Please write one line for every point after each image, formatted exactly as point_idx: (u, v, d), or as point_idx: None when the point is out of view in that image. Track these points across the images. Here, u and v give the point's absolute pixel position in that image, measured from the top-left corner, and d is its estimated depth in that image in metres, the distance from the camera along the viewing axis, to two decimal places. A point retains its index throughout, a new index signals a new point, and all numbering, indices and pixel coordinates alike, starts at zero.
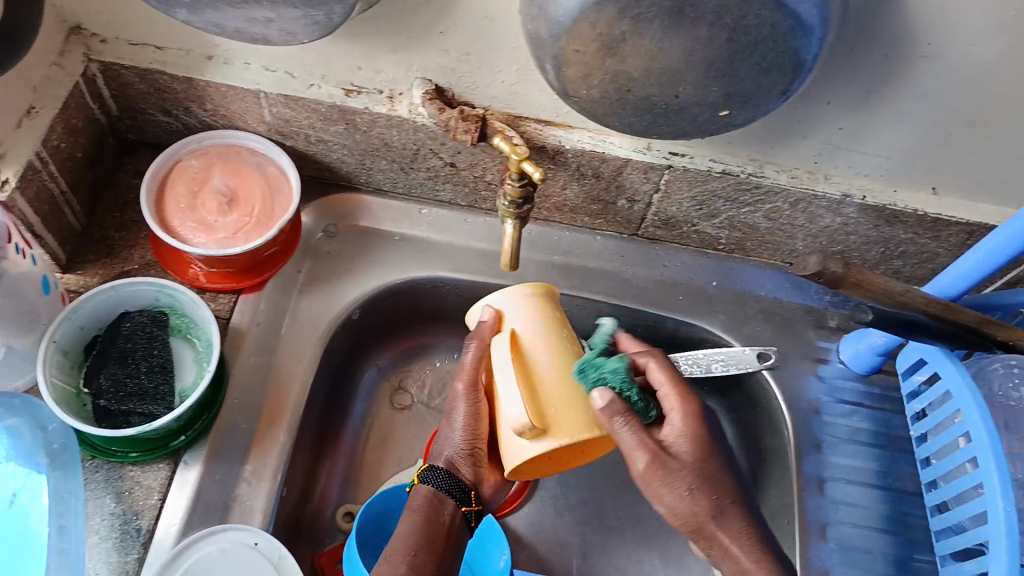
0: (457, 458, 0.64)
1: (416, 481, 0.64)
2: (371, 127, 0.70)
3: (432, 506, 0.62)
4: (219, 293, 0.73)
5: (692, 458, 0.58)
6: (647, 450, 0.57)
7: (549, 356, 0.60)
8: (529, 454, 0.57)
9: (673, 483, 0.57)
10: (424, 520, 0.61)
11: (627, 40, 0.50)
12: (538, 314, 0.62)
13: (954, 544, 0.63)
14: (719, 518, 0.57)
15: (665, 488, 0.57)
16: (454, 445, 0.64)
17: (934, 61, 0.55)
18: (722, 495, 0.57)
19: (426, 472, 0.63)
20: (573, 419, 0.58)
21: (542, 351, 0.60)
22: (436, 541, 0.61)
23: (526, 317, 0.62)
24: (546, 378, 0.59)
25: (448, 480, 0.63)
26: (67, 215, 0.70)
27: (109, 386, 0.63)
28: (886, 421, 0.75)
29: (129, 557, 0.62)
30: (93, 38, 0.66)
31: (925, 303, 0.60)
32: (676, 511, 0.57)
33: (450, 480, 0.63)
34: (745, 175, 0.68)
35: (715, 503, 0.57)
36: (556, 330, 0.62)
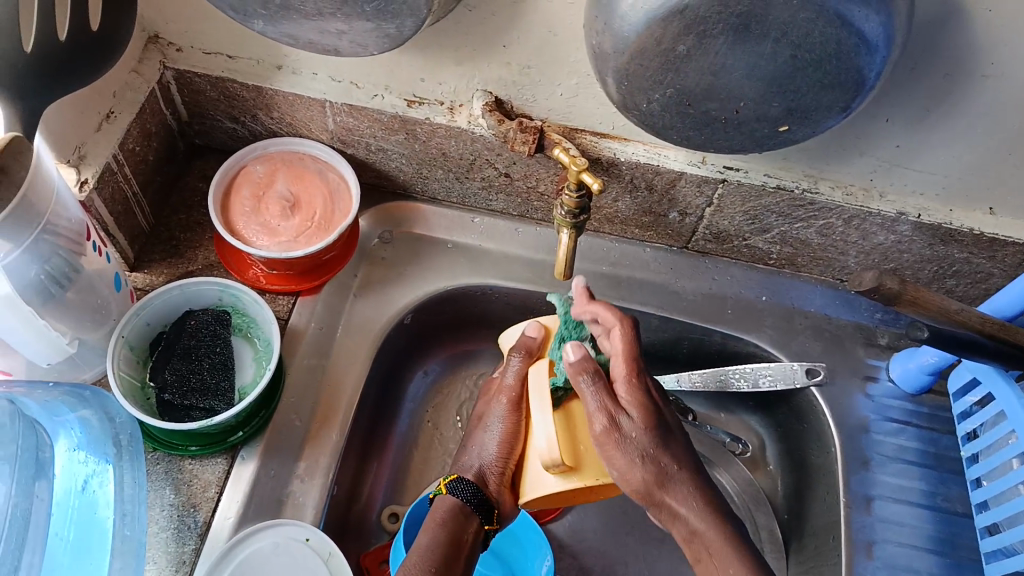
0: (488, 473, 0.63)
1: (440, 491, 0.63)
2: (430, 137, 0.72)
3: (455, 521, 0.61)
4: (278, 295, 0.75)
5: (645, 424, 0.57)
6: (609, 414, 0.56)
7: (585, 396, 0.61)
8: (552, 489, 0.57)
9: (628, 449, 0.56)
10: (448, 530, 0.60)
11: (691, 56, 0.51)
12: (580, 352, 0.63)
13: (1007, 566, 0.62)
14: (669, 486, 0.56)
15: (618, 454, 0.56)
16: (488, 457, 0.63)
17: (997, 80, 0.55)
18: (670, 462, 0.57)
19: (455, 483, 0.63)
20: (599, 457, 0.58)
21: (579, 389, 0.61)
22: (457, 559, 0.59)
23: None
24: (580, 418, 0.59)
25: (477, 496, 0.62)
26: (137, 215, 0.73)
27: (173, 380, 0.65)
28: (935, 441, 0.75)
29: (186, 547, 0.63)
30: (168, 47, 0.69)
31: (978, 322, 0.60)
32: (630, 480, 0.56)
33: (479, 497, 0.62)
34: (799, 191, 0.69)
35: (665, 471, 0.56)
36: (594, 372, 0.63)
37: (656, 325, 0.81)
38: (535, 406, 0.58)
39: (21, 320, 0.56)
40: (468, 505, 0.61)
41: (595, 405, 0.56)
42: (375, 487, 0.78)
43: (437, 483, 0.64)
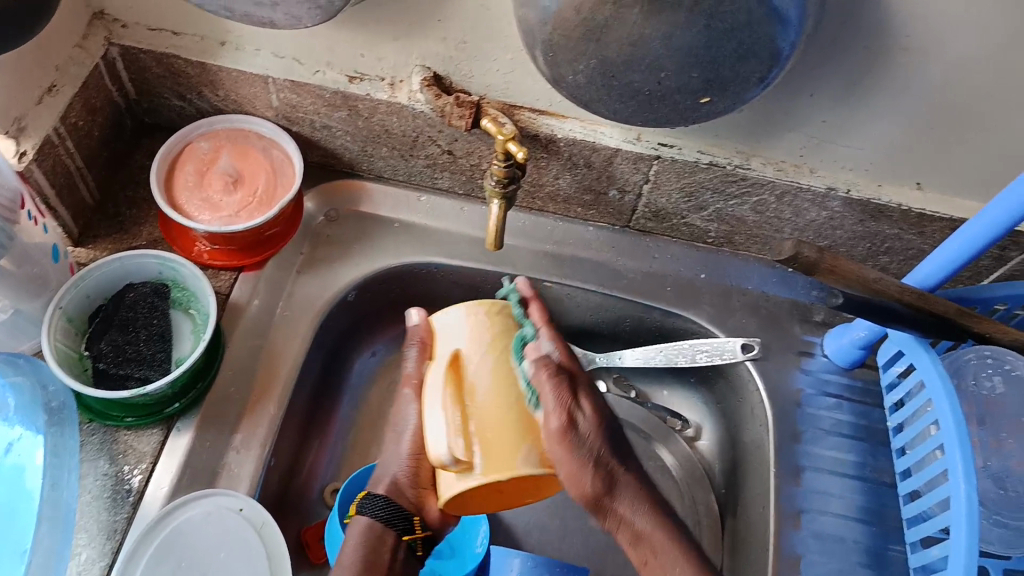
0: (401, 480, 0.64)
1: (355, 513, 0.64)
2: (372, 114, 0.73)
3: (371, 538, 0.62)
4: (221, 270, 0.76)
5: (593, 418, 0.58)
6: (575, 407, 0.56)
7: (488, 369, 0.55)
8: (459, 489, 0.53)
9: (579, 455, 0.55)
10: (368, 547, 0.61)
11: (610, 25, 0.53)
12: (478, 332, 0.56)
13: (923, 530, 0.64)
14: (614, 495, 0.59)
15: (571, 455, 0.55)
16: (400, 463, 0.64)
17: (909, 53, 0.57)
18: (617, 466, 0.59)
19: (366, 500, 0.63)
20: (505, 447, 0.53)
21: (483, 368, 0.55)
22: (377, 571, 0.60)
23: (470, 336, 0.56)
24: (481, 397, 0.54)
25: (388, 510, 0.62)
26: (81, 189, 0.73)
27: (108, 350, 0.66)
28: (866, 414, 0.76)
29: (118, 517, 0.63)
30: (115, 24, 0.70)
31: (899, 292, 0.61)
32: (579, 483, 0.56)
33: (390, 510, 0.62)
34: (731, 167, 0.70)
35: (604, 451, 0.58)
36: (500, 353, 0.56)
37: (598, 303, 0.82)
38: (432, 401, 0.54)
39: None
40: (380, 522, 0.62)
41: (557, 411, 0.55)
42: (317, 462, 0.78)
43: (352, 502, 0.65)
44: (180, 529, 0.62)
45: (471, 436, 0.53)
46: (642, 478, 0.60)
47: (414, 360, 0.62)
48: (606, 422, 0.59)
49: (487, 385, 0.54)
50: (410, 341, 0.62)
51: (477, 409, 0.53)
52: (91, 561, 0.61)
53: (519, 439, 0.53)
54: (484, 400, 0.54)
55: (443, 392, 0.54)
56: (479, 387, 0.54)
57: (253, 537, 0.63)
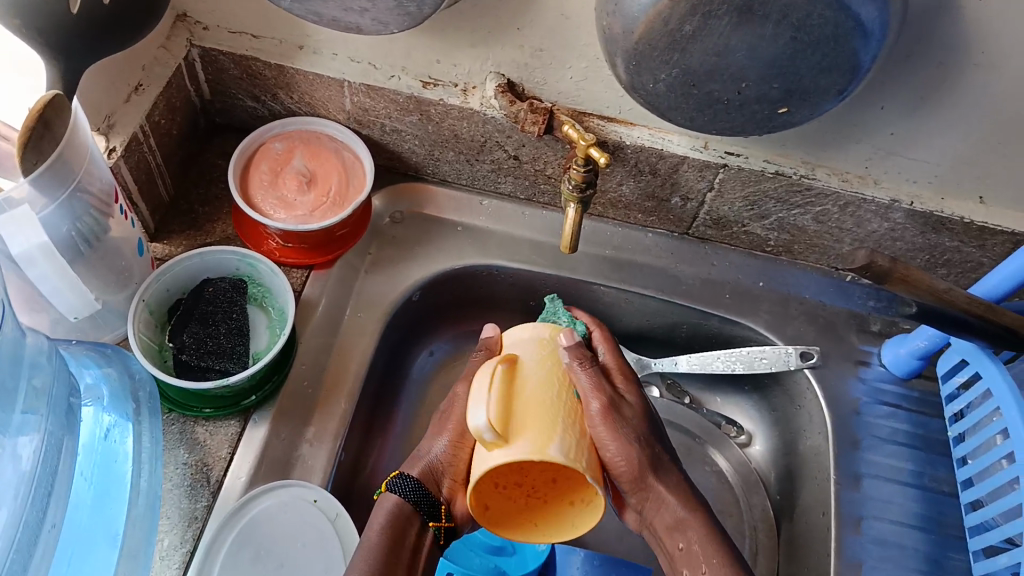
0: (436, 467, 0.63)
1: (383, 488, 0.63)
2: (443, 118, 0.75)
3: (399, 518, 0.61)
4: (293, 267, 0.78)
5: (636, 411, 0.63)
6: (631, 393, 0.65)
7: (540, 376, 0.56)
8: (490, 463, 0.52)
9: (622, 429, 0.59)
10: (395, 528, 0.60)
11: (696, 36, 0.54)
12: (540, 348, 0.59)
13: (986, 539, 0.65)
14: (658, 475, 0.62)
15: (617, 430, 0.59)
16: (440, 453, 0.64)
17: (985, 69, 0.58)
18: (659, 452, 0.63)
19: (396, 480, 0.63)
20: (547, 433, 0.52)
21: (533, 375, 0.56)
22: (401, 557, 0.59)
23: (532, 348, 0.59)
24: (526, 392, 0.54)
25: (416, 491, 0.62)
26: (160, 186, 0.76)
27: (191, 342, 0.68)
28: (924, 424, 0.77)
29: (198, 504, 0.66)
30: (196, 25, 0.72)
31: (968, 303, 0.62)
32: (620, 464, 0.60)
33: (418, 491, 0.62)
34: (796, 178, 0.72)
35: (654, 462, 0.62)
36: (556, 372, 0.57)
37: (656, 308, 0.83)
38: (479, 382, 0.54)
39: (55, 269, 0.56)
40: (409, 503, 0.61)
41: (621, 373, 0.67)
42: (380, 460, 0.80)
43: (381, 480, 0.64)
44: (267, 513, 0.65)
45: (507, 418, 0.53)
46: (680, 474, 0.64)
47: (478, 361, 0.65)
48: (648, 416, 0.64)
49: (532, 386, 0.55)
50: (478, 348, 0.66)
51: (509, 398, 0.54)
52: (172, 548, 0.64)
53: (551, 428, 0.53)
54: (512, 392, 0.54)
55: (492, 375, 0.54)
56: (526, 386, 0.55)
57: (327, 527, 0.65)
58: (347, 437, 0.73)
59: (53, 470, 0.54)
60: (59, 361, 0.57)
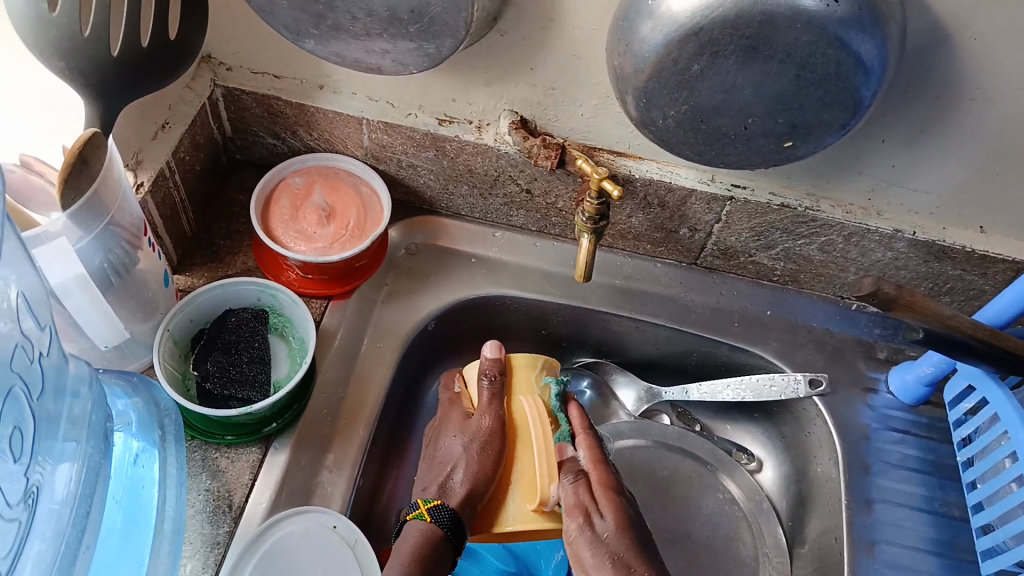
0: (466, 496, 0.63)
1: (420, 511, 0.63)
2: (458, 153, 0.77)
3: (427, 543, 0.61)
4: (312, 298, 0.80)
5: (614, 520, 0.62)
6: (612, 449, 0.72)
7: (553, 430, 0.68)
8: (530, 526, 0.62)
9: (598, 550, 0.61)
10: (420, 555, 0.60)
11: (704, 74, 0.57)
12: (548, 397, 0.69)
13: (999, 562, 0.66)
14: None
15: (589, 552, 0.61)
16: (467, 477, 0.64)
17: (981, 104, 0.61)
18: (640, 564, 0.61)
19: (436, 509, 0.62)
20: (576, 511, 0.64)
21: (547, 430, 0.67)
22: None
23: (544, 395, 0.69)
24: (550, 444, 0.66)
25: (451, 523, 0.62)
26: (183, 221, 0.78)
27: (215, 371, 0.70)
28: (933, 450, 0.78)
29: (220, 529, 0.67)
30: (220, 66, 0.75)
31: (972, 328, 0.64)
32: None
33: (455, 523, 0.62)
34: (801, 209, 0.74)
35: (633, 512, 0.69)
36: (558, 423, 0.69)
37: (666, 336, 0.85)
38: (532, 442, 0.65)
39: (92, 299, 0.60)
40: (442, 534, 0.62)
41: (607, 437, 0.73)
42: (396, 488, 0.81)
43: (420, 502, 0.64)
44: (291, 537, 0.66)
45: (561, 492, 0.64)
46: None
47: (488, 392, 0.67)
48: (633, 526, 0.63)
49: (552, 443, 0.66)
50: (489, 374, 0.68)
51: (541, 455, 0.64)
52: (196, 573, 0.65)
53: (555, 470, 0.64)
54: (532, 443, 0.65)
55: (540, 439, 0.65)
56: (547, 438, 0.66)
57: (347, 553, 0.66)
58: (365, 464, 0.74)
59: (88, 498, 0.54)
60: (96, 389, 0.57)
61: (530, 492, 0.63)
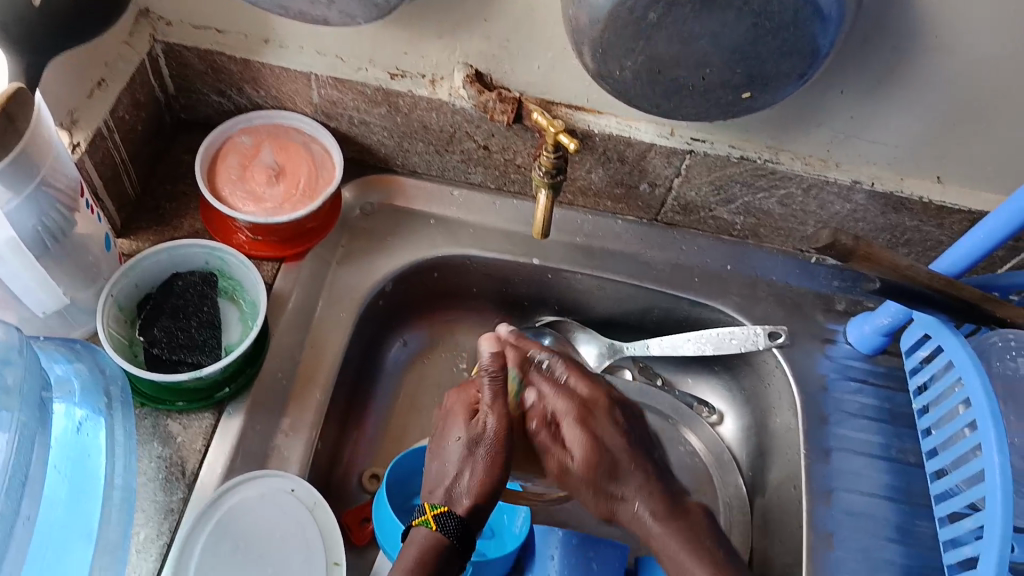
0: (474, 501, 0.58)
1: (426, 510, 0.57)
2: (412, 109, 0.75)
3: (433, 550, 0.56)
4: (264, 260, 0.78)
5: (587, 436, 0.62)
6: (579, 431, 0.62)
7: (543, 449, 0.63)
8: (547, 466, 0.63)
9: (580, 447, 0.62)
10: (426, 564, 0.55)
11: (661, 23, 0.55)
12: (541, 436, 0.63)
13: (950, 505, 0.67)
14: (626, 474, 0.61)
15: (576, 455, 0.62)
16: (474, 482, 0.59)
17: (939, 52, 0.60)
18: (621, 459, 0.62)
19: (442, 515, 0.56)
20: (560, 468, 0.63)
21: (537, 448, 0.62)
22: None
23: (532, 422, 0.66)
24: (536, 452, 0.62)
25: (460, 534, 0.56)
26: (125, 183, 0.75)
27: (163, 336, 0.68)
28: (889, 398, 0.80)
29: (174, 496, 0.65)
30: (159, 20, 0.71)
31: (929, 279, 0.64)
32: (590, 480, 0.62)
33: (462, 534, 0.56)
34: (761, 161, 0.73)
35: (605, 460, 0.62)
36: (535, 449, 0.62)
37: (627, 294, 0.85)
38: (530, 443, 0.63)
39: (23, 265, 0.58)
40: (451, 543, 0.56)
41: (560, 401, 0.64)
42: (357, 452, 0.80)
43: (426, 507, 0.57)
44: (253, 499, 0.65)
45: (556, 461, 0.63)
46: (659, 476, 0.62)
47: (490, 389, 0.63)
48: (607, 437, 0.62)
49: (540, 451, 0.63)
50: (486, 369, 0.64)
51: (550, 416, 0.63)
52: (149, 540, 0.63)
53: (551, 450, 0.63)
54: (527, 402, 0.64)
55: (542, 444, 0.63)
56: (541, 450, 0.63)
57: (308, 517, 0.66)
58: (324, 428, 0.73)
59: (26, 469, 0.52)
60: (29, 355, 0.55)
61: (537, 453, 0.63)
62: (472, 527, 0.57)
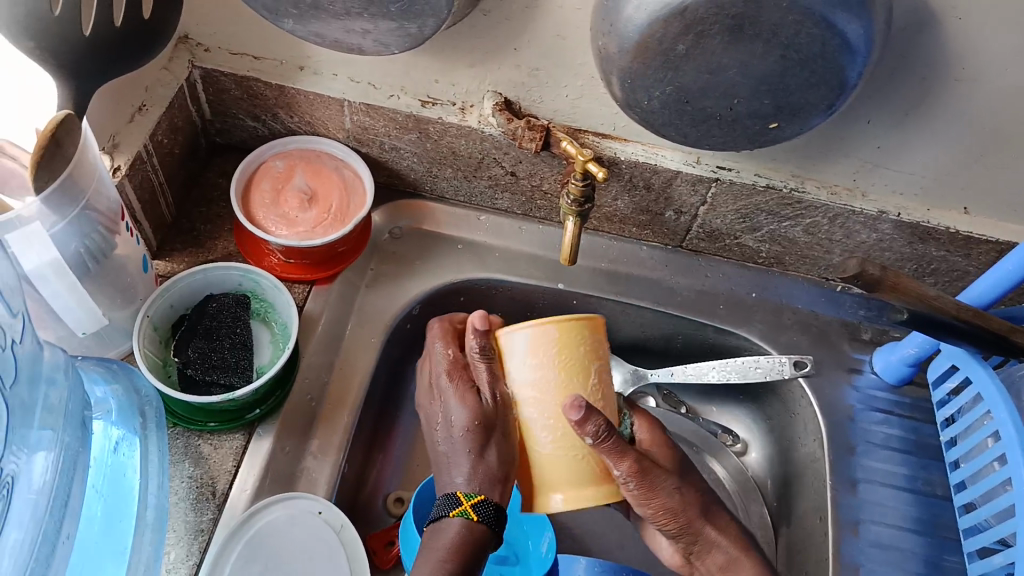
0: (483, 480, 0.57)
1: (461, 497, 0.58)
2: (442, 136, 0.76)
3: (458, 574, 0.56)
4: (295, 283, 0.79)
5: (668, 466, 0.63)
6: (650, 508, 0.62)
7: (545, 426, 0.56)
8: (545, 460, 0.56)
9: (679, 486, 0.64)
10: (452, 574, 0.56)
11: (690, 54, 0.56)
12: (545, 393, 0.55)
13: (981, 540, 0.66)
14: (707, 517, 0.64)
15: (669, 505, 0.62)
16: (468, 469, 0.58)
17: (968, 83, 0.60)
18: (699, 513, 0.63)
19: (478, 503, 0.57)
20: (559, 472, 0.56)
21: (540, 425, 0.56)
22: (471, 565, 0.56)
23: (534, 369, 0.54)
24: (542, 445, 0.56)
25: (495, 515, 0.58)
26: (161, 205, 0.77)
27: (196, 357, 0.70)
28: (915, 429, 0.79)
29: (204, 517, 0.66)
30: (197, 47, 0.73)
31: (957, 309, 0.64)
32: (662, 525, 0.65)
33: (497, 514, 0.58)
34: (787, 190, 0.74)
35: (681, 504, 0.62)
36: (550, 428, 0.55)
37: (652, 320, 0.85)
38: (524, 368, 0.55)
39: (69, 286, 0.61)
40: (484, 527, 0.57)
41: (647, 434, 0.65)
42: (383, 473, 0.81)
43: (460, 497, 0.58)
44: (281, 519, 0.66)
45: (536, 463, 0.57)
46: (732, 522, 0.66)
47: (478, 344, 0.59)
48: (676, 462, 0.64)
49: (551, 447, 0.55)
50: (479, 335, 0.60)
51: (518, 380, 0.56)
52: (179, 560, 0.64)
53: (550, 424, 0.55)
54: (547, 358, 0.54)
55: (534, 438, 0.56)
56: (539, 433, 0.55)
57: (333, 539, 0.66)
58: (350, 450, 0.74)
59: (67, 488, 0.53)
60: (73, 376, 0.57)
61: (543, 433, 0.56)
62: (503, 503, 0.59)
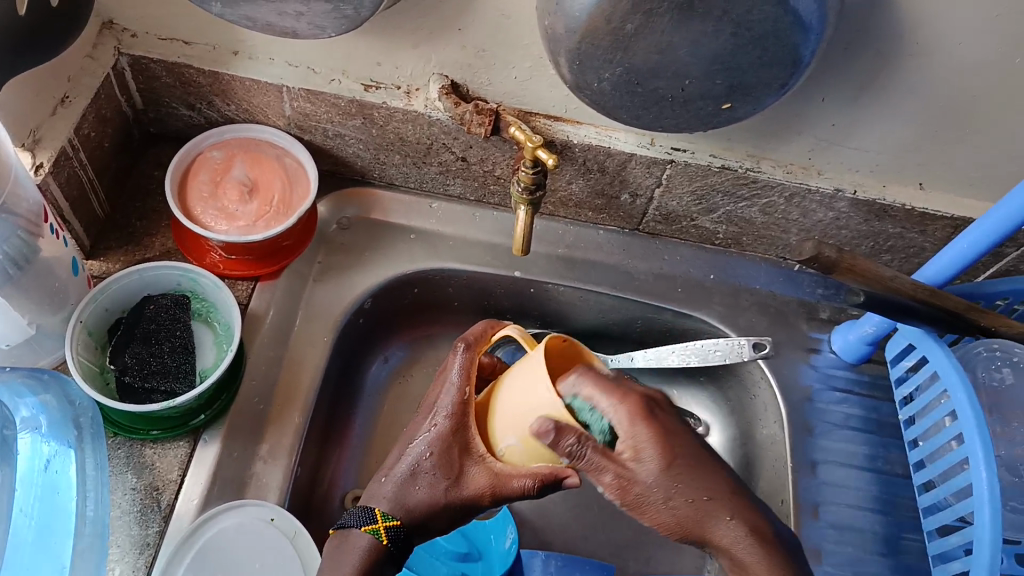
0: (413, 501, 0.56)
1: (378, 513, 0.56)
2: (387, 122, 0.73)
3: None
4: (238, 279, 0.76)
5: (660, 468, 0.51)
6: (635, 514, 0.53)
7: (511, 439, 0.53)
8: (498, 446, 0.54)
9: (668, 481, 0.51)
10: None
11: (639, 34, 0.54)
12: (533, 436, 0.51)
13: (940, 519, 0.67)
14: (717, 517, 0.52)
15: (656, 511, 0.52)
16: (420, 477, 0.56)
17: (921, 59, 0.59)
18: (704, 496, 0.52)
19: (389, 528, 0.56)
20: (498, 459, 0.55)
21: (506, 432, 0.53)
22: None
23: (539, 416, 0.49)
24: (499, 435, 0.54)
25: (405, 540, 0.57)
26: (92, 202, 0.73)
27: (134, 363, 0.67)
28: (874, 408, 0.79)
29: (150, 530, 0.64)
30: (124, 32, 0.69)
31: (913, 289, 0.64)
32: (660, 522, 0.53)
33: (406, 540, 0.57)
34: (743, 170, 0.72)
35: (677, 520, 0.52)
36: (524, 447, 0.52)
37: (609, 305, 0.83)
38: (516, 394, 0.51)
39: None
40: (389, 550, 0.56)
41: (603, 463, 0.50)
42: (339, 471, 0.78)
43: (377, 515, 0.56)
44: (233, 527, 0.64)
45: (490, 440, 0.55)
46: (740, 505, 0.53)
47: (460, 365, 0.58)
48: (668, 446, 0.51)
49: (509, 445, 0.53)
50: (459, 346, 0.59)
51: (503, 385, 0.53)
52: None
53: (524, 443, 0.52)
54: (536, 432, 0.50)
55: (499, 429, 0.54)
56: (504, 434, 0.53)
57: (287, 546, 0.64)
58: (302, 450, 0.71)
59: None
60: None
61: (505, 428, 0.53)
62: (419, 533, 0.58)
